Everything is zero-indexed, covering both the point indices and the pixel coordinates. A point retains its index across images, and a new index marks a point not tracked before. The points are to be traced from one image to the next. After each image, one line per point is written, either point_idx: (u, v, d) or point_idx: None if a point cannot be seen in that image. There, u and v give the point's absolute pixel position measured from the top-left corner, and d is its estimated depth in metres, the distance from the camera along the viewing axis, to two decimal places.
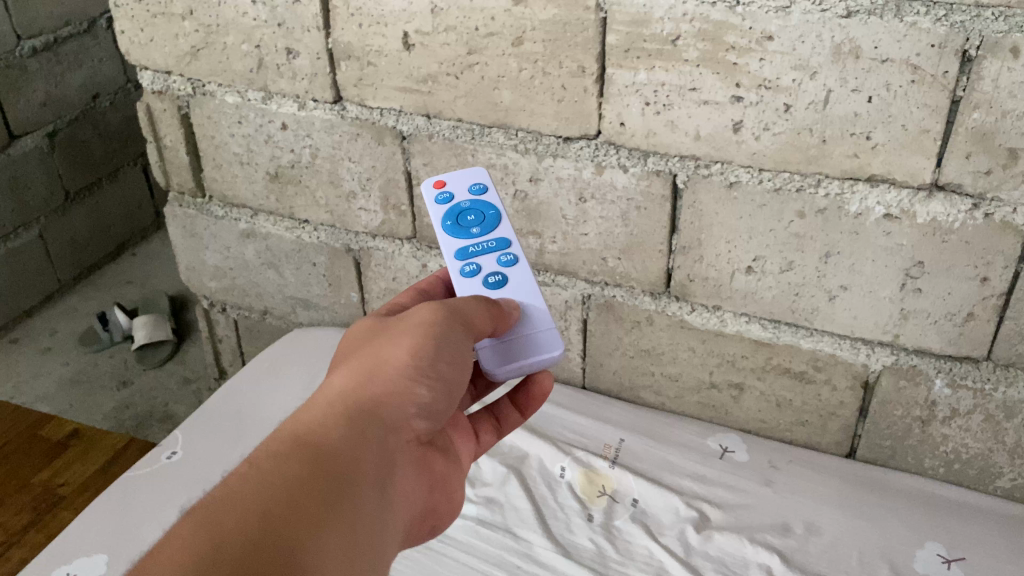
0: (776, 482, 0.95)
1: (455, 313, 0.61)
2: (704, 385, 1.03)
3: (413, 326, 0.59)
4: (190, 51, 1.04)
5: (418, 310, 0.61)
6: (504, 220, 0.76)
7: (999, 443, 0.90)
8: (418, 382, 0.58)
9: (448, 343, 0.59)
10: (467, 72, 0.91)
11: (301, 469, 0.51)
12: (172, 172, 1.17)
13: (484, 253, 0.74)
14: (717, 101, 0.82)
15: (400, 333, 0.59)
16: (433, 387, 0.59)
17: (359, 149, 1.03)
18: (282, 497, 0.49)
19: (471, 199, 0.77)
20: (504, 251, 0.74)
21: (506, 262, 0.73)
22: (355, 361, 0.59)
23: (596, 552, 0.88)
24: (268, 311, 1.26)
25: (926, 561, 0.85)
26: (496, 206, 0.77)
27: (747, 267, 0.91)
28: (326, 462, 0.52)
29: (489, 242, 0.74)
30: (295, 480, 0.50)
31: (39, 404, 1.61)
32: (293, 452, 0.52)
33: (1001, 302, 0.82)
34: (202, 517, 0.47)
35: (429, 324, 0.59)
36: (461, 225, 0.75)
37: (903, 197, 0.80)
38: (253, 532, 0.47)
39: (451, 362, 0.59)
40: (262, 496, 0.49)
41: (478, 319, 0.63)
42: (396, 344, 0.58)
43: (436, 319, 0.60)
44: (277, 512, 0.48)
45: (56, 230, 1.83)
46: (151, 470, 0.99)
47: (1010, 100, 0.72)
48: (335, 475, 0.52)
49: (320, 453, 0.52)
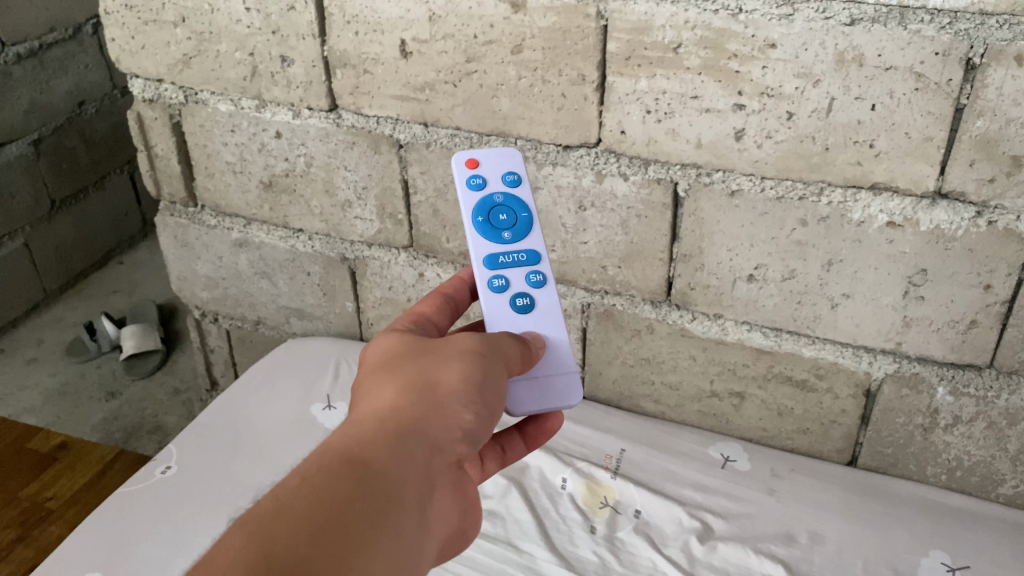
0: (779, 491, 0.94)
1: (495, 347, 0.59)
2: (705, 393, 1.02)
3: (461, 351, 0.57)
4: (182, 59, 1.02)
5: (463, 334, 0.59)
6: (535, 227, 0.74)
7: (1002, 450, 0.90)
8: (466, 409, 0.55)
9: (493, 371, 0.57)
10: (465, 80, 0.90)
11: (346, 496, 0.48)
12: (163, 181, 1.16)
13: (514, 266, 0.71)
14: (719, 109, 0.82)
15: (449, 355, 0.56)
16: (480, 415, 0.56)
17: (355, 157, 1.02)
18: (328, 529, 0.46)
19: (506, 195, 0.74)
20: (534, 271, 0.72)
21: (534, 283, 0.71)
22: (400, 377, 0.55)
23: (600, 564, 0.87)
24: (262, 321, 1.25)
25: (930, 570, 0.85)
26: (528, 207, 0.74)
27: (748, 275, 0.90)
28: (372, 490, 0.49)
29: (520, 255, 0.72)
30: (343, 502, 0.48)
31: (26, 415, 1.58)
32: (339, 477, 0.49)
33: (1004, 309, 0.82)
34: (253, 533, 0.45)
35: (475, 352, 0.57)
36: (493, 225, 0.72)
37: (906, 204, 0.80)
38: (301, 558, 0.44)
39: (496, 390, 0.57)
40: (311, 517, 0.46)
41: (514, 354, 0.61)
42: (443, 366, 0.55)
43: (479, 349, 0.57)
44: (323, 541, 0.45)
45: (42, 239, 1.80)
46: (147, 484, 0.98)
47: (1014, 108, 0.72)
48: (383, 501, 0.49)
49: (369, 476, 0.49)
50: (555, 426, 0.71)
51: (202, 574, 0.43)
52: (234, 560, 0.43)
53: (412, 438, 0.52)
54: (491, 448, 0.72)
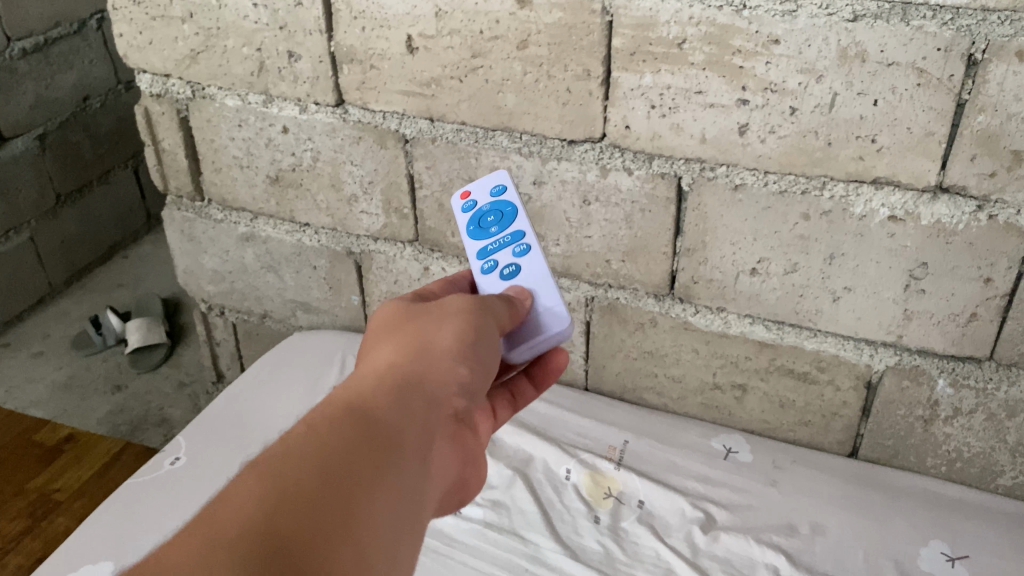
0: (781, 482, 0.96)
1: (484, 309, 0.63)
2: (707, 386, 1.03)
3: (453, 313, 0.60)
4: (190, 54, 1.03)
5: (454, 299, 0.62)
6: (523, 215, 0.77)
7: (1001, 442, 0.91)
8: (461, 364, 0.57)
9: (485, 330, 0.61)
10: (471, 75, 0.91)
11: (353, 438, 0.49)
12: (170, 175, 1.17)
13: (500, 248, 0.75)
14: (723, 104, 0.82)
15: (442, 317, 0.60)
16: (474, 369, 0.58)
17: (361, 152, 1.03)
18: (337, 467, 0.47)
19: (491, 201, 0.78)
20: (518, 241, 0.75)
21: (519, 253, 0.74)
22: (398, 337, 0.58)
23: (603, 554, 0.89)
24: (267, 314, 1.26)
25: (929, 559, 0.86)
26: (514, 203, 0.78)
27: (751, 269, 0.91)
28: (377, 434, 0.50)
29: (504, 236, 0.75)
30: (349, 443, 0.49)
31: (32, 408, 1.59)
32: (345, 422, 0.50)
33: (1004, 302, 0.83)
34: (265, 470, 0.45)
35: (465, 313, 0.60)
36: (482, 227, 0.77)
37: (908, 199, 0.81)
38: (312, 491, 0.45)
39: (488, 349, 0.60)
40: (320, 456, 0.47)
41: (504, 315, 0.65)
42: (438, 327, 0.58)
43: (469, 311, 0.61)
44: (333, 477, 0.46)
45: (47, 233, 1.81)
46: (155, 475, 0.99)
47: (1016, 103, 0.73)
48: (387, 445, 0.50)
49: (373, 422, 0.51)
50: (561, 362, 0.74)
51: (217, 508, 0.43)
52: (249, 495, 0.44)
53: (413, 390, 0.54)
54: (502, 394, 0.72)
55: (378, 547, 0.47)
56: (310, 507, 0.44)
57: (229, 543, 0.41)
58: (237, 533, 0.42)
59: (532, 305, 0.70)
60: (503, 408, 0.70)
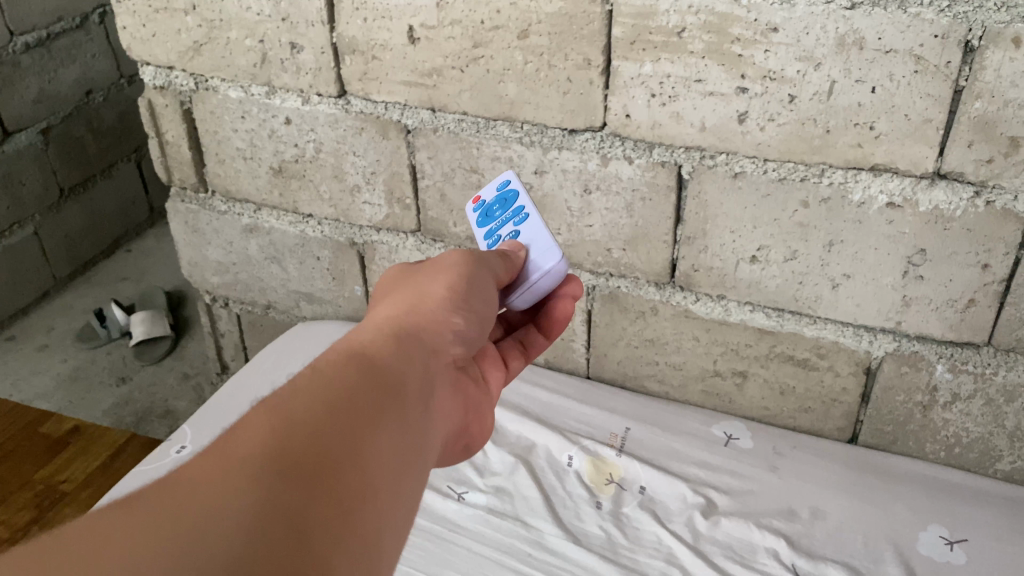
0: (781, 468, 0.96)
1: (478, 263, 0.65)
2: (708, 373, 1.04)
3: (448, 267, 0.63)
4: (193, 46, 1.04)
5: (449, 258, 0.64)
6: (525, 194, 0.77)
7: (1000, 427, 0.92)
8: (456, 313, 0.60)
9: (480, 284, 0.63)
10: (472, 65, 0.92)
11: (357, 376, 0.51)
12: (174, 167, 1.17)
13: (502, 224, 0.76)
14: (722, 92, 0.83)
15: (436, 272, 0.62)
16: (469, 318, 0.61)
17: (363, 143, 1.03)
18: (344, 399, 0.48)
19: (497, 194, 0.79)
20: (517, 214, 0.76)
21: (518, 221, 0.76)
22: (396, 293, 0.60)
23: (605, 538, 0.89)
24: (271, 305, 1.27)
25: (928, 543, 0.87)
26: (516, 187, 0.78)
27: (751, 257, 0.92)
28: (379, 373, 0.52)
29: (506, 214, 0.77)
30: (354, 379, 0.50)
31: (38, 401, 1.60)
32: (348, 362, 0.52)
33: (1001, 288, 0.83)
34: (274, 403, 0.47)
35: (459, 267, 0.63)
36: (487, 213, 0.78)
37: (906, 185, 0.82)
38: (321, 418, 0.46)
39: (482, 300, 0.62)
40: (326, 389, 0.49)
41: (499, 267, 0.68)
42: (433, 280, 0.61)
43: (463, 264, 0.63)
44: (340, 407, 0.48)
45: (51, 226, 1.82)
46: (161, 464, 1.00)
47: (1012, 89, 0.73)
48: (390, 381, 0.52)
49: (375, 362, 0.53)
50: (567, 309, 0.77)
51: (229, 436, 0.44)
52: (260, 423, 0.45)
53: (411, 336, 0.57)
54: (514, 346, 0.76)
55: (386, 472, 0.48)
56: (320, 431, 0.46)
57: (245, 464, 0.42)
58: (251, 454, 0.43)
59: (526, 257, 0.72)
60: (515, 359, 0.75)
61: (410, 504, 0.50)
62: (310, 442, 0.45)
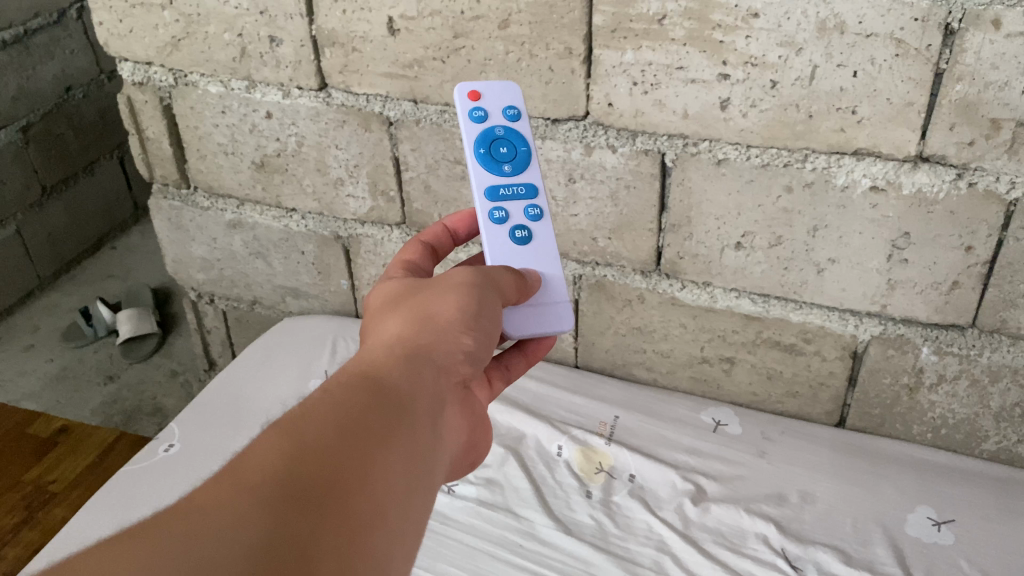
0: (770, 453, 0.97)
1: (488, 279, 0.61)
2: (696, 360, 1.04)
3: (457, 286, 0.59)
4: (171, 41, 1.03)
5: (454, 270, 0.61)
6: (533, 162, 0.75)
7: (985, 407, 0.93)
8: (465, 335, 0.57)
9: (490, 299, 0.60)
10: (454, 56, 0.91)
11: (362, 405, 0.48)
12: (155, 164, 1.16)
13: (513, 199, 0.73)
14: (705, 79, 0.83)
15: (445, 290, 0.59)
16: (478, 338, 0.58)
17: (346, 136, 1.03)
18: (347, 433, 0.46)
19: (506, 127, 0.75)
20: (531, 201, 0.74)
21: (533, 217, 0.73)
22: (403, 311, 0.58)
23: (596, 528, 0.90)
24: (258, 301, 1.26)
25: (916, 524, 0.87)
26: (527, 142, 0.75)
27: (736, 243, 0.92)
28: (386, 400, 0.50)
29: (518, 184, 0.74)
30: (359, 410, 0.48)
31: (25, 402, 1.59)
32: (353, 391, 0.49)
33: (985, 270, 0.84)
34: (276, 436, 0.45)
35: (470, 283, 0.59)
36: (493, 156, 0.73)
37: (889, 168, 0.82)
38: (324, 454, 0.44)
39: (493, 320, 0.59)
40: (330, 421, 0.46)
41: (507, 283, 0.63)
42: (442, 298, 0.58)
43: (475, 280, 0.60)
44: (344, 442, 0.46)
45: (34, 226, 1.80)
46: (149, 463, 0.99)
47: (992, 72, 0.73)
48: (395, 410, 0.49)
49: (382, 390, 0.50)
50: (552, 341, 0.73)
51: (228, 472, 0.43)
52: (261, 459, 0.43)
53: (418, 359, 0.54)
54: (496, 367, 0.70)
55: (390, 506, 0.46)
56: (322, 469, 0.44)
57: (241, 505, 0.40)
58: (246, 492, 0.41)
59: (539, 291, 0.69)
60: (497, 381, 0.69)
61: (415, 534, 0.48)
62: (310, 483, 0.43)
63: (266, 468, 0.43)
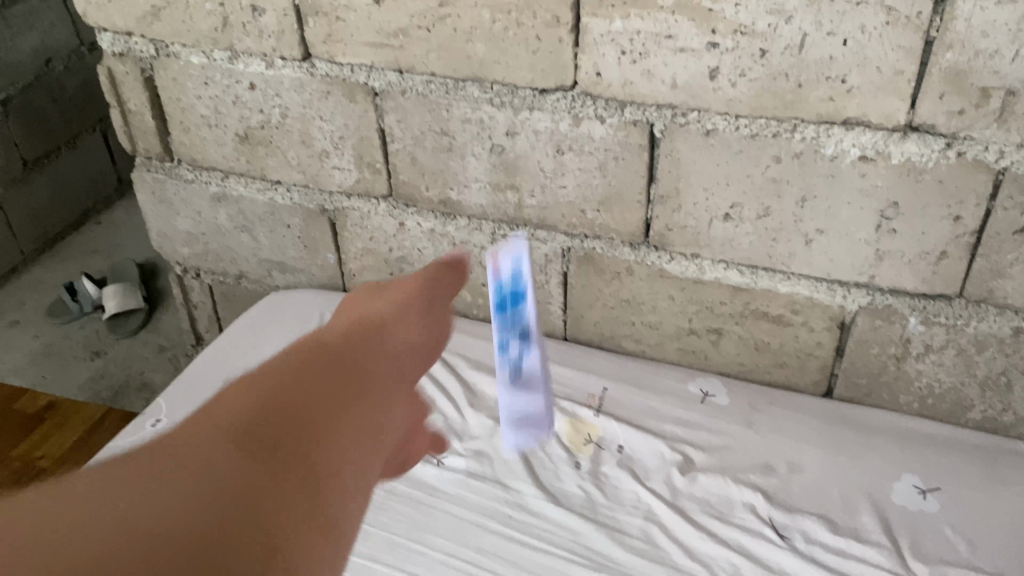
0: (757, 423, 0.97)
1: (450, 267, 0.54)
2: (684, 331, 1.04)
3: (410, 280, 0.50)
4: (152, 11, 1.01)
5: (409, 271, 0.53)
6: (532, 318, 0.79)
7: (971, 376, 0.93)
8: (423, 313, 0.47)
9: (444, 286, 0.52)
10: (439, 25, 0.90)
11: (316, 369, 0.37)
12: (138, 137, 1.15)
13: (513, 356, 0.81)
14: (693, 48, 0.82)
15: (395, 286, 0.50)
16: (437, 319, 0.48)
17: (330, 107, 1.01)
18: (295, 400, 0.35)
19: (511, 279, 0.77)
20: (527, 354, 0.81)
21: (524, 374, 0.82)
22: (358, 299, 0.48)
23: (584, 498, 0.90)
24: (244, 275, 1.25)
25: (901, 492, 0.88)
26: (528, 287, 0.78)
27: (725, 215, 0.92)
28: (345, 367, 0.39)
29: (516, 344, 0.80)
30: (310, 372, 0.37)
31: (10, 377, 1.57)
32: (303, 353, 0.39)
33: (973, 240, 0.84)
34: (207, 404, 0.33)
35: (425, 273, 0.52)
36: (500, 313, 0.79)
37: (879, 138, 0.81)
38: (261, 419, 0.33)
39: (447, 304, 0.50)
40: (274, 384, 0.35)
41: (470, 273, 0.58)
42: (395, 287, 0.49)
43: (431, 269, 0.53)
44: (290, 409, 0.34)
45: (16, 200, 1.78)
46: (137, 437, 0.98)
47: (983, 39, 0.73)
48: (355, 377, 0.39)
49: (337, 356, 0.39)
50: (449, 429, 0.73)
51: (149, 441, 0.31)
52: (191, 429, 0.32)
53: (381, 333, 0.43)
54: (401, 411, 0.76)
55: (348, 493, 0.34)
56: (261, 443, 0.32)
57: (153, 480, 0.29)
58: (161, 467, 0.30)
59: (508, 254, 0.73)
60: None
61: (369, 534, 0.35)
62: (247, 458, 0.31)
63: (217, 422, 0.33)
